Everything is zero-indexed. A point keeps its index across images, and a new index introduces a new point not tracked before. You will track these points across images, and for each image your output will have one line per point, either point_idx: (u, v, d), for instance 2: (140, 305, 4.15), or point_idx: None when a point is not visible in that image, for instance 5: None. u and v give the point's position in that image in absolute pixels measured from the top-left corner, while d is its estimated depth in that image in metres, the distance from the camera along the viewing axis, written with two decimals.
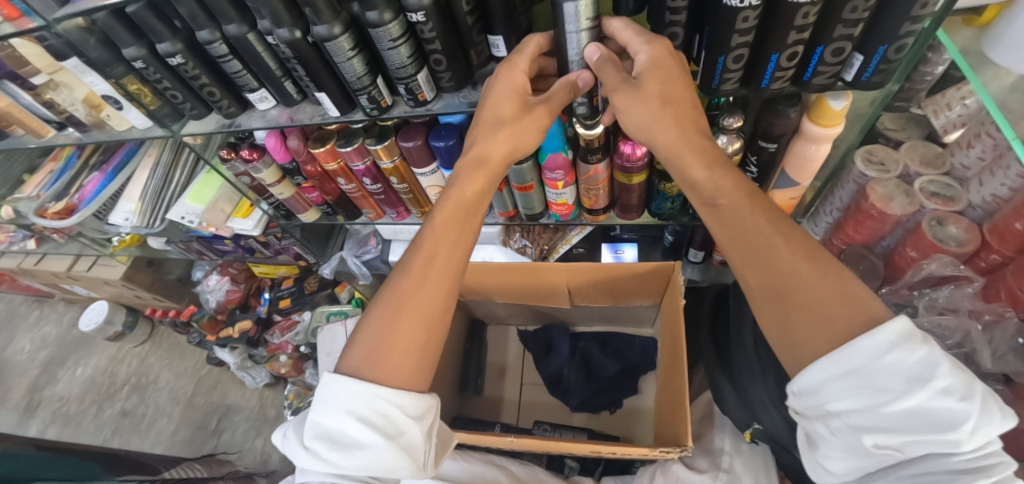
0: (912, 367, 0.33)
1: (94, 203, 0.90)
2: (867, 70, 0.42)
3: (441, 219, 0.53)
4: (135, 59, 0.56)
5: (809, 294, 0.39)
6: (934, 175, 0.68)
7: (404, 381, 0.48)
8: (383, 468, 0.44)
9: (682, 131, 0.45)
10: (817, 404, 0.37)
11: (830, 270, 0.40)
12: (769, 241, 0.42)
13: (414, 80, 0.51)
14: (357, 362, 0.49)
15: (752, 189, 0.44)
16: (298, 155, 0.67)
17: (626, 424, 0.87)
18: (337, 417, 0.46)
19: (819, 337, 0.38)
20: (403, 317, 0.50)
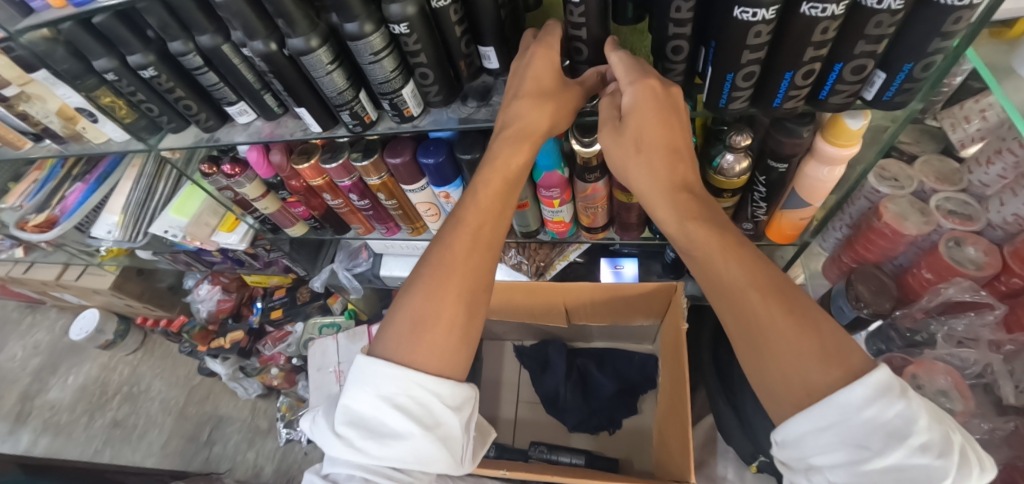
0: (890, 424, 0.30)
1: (77, 215, 0.87)
2: (889, 89, 0.39)
3: (484, 191, 0.49)
4: (106, 71, 0.53)
5: (782, 346, 0.35)
6: (950, 192, 0.65)
7: (442, 364, 0.44)
8: (421, 459, 0.41)
9: (656, 177, 0.44)
10: (797, 457, 0.34)
11: (810, 319, 0.35)
12: (742, 293, 0.38)
13: (399, 95, 0.48)
14: (393, 339, 0.45)
15: (728, 237, 0.40)
16: (282, 170, 0.64)
17: (625, 446, 0.84)
18: (370, 403, 0.42)
19: (796, 391, 0.34)
20: (444, 292, 0.46)
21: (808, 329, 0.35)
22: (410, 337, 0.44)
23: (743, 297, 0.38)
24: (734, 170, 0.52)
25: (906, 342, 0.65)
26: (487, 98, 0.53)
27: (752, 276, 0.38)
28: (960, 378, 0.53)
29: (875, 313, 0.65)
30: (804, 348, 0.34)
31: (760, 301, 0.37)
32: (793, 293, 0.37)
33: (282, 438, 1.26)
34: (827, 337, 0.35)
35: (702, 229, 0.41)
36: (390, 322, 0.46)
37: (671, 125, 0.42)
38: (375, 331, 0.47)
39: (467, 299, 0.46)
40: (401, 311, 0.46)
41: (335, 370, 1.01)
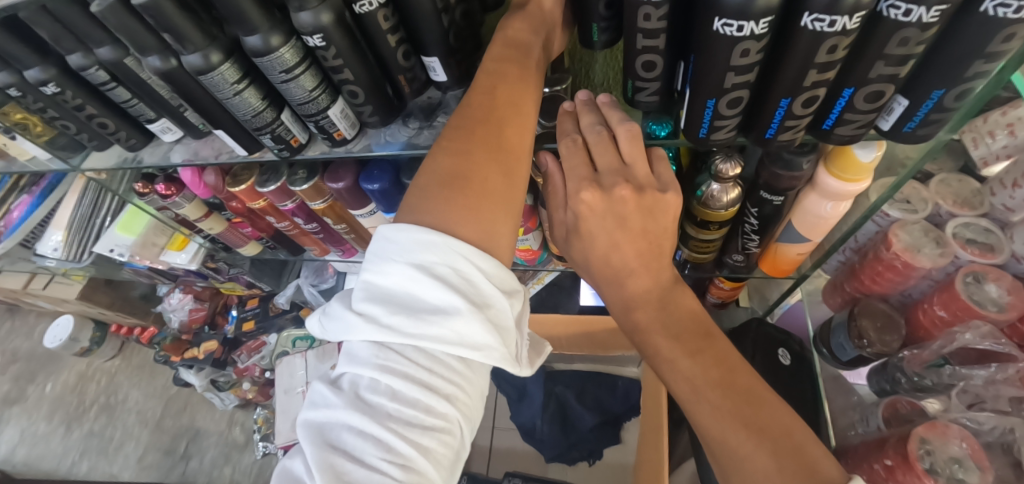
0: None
1: (20, 231, 0.83)
2: (912, 119, 0.32)
3: (494, 52, 0.37)
4: (6, 87, 0.45)
5: (739, 466, 0.32)
6: (970, 218, 0.58)
7: (480, 230, 0.32)
8: (466, 346, 0.29)
9: (609, 245, 0.37)
10: None
11: (773, 427, 0.32)
12: (697, 401, 0.35)
13: (325, 117, 0.41)
14: (413, 215, 0.33)
15: (687, 337, 0.37)
16: (219, 192, 0.58)
17: (606, 480, 0.78)
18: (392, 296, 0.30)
19: None
20: (474, 160, 0.34)
21: (769, 436, 0.32)
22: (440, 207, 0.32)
23: (698, 408, 0.35)
24: (722, 201, 0.45)
25: (913, 386, 0.58)
26: (431, 118, 0.46)
27: (709, 382, 0.35)
28: (976, 444, 0.46)
29: (877, 354, 0.59)
30: (760, 467, 0.31)
31: (712, 410, 0.34)
32: (759, 396, 0.34)
33: (257, 452, 1.23)
34: (790, 458, 0.30)
35: (653, 337, 0.38)
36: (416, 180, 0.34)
37: (621, 243, 0.37)
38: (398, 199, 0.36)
39: (502, 160, 0.35)
40: (429, 175, 0.34)
41: (304, 391, 0.92)
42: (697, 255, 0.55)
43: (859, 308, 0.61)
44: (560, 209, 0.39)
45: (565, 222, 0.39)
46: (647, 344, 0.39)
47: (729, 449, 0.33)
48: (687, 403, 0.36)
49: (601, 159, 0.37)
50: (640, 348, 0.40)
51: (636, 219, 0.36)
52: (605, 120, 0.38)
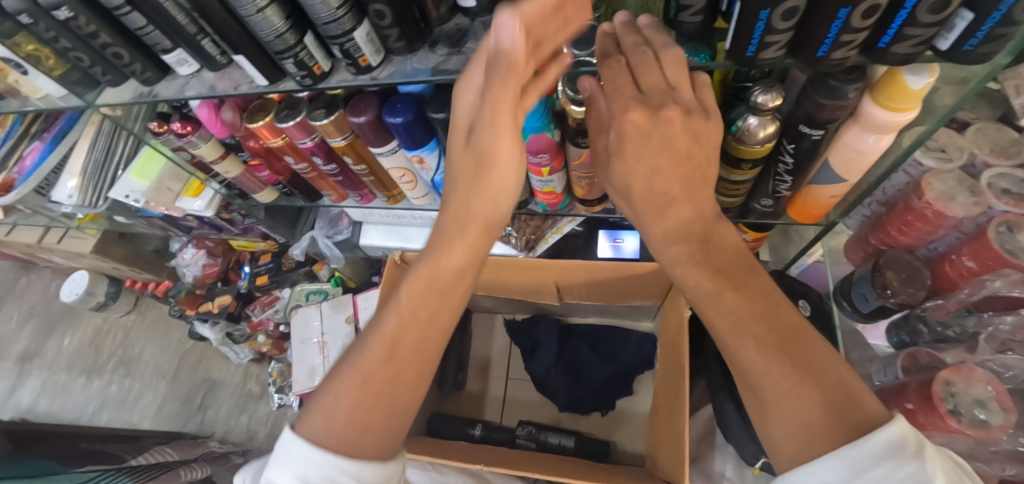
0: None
1: (34, 178, 0.83)
2: (973, 35, 0.30)
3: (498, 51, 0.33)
4: (17, 12, 0.44)
5: (776, 396, 0.32)
6: (1006, 167, 0.56)
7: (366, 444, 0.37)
8: None
9: (654, 170, 0.36)
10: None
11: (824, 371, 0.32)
12: (739, 332, 0.34)
13: (350, 40, 0.39)
14: (374, 338, 0.40)
15: (729, 270, 0.36)
16: (236, 130, 0.56)
17: (618, 430, 0.79)
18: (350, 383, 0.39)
19: (794, 440, 0.31)
20: (421, 306, 0.41)
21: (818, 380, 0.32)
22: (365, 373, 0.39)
23: (738, 342, 0.34)
24: (758, 136, 0.43)
25: (934, 337, 0.58)
26: (460, 44, 0.43)
27: (752, 316, 0.34)
28: (1003, 388, 0.46)
29: (901, 304, 0.58)
30: (809, 408, 0.31)
31: (757, 346, 0.33)
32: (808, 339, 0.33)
33: (275, 402, 1.27)
34: (839, 400, 0.31)
35: (694, 271, 0.37)
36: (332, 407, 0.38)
37: (663, 168, 0.36)
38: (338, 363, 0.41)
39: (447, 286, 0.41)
40: (380, 321, 0.41)
41: (319, 341, 0.93)
42: (726, 198, 0.53)
43: (884, 259, 0.60)
44: (602, 135, 0.39)
45: (605, 149, 0.39)
46: (687, 277, 0.38)
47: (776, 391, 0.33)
48: (728, 337, 0.35)
49: (646, 80, 0.35)
50: (678, 282, 0.39)
51: (681, 141, 0.35)
52: (648, 43, 0.36)
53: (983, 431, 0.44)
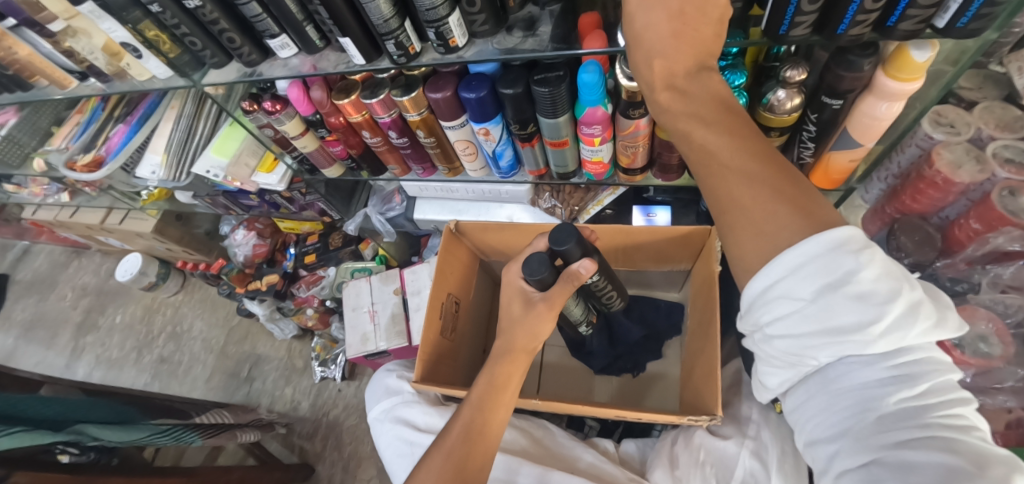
0: (818, 271, 0.33)
1: (121, 156, 0.91)
2: (965, 14, 0.37)
3: None
4: (151, 2, 0.52)
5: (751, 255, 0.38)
6: (1009, 140, 0.61)
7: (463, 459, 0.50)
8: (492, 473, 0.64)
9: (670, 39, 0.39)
10: (753, 320, 0.38)
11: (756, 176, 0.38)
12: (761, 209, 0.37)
13: (445, 24, 0.46)
14: (469, 416, 0.53)
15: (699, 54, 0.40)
16: (322, 107, 0.64)
17: (648, 390, 0.83)
18: (437, 469, 0.49)
19: (758, 254, 0.37)
20: (490, 404, 0.54)
21: (789, 199, 0.37)
22: (458, 444, 0.51)
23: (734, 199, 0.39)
24: (785, 108, 0.49)
25: (945, 293, 0.62)
26: (533, 29, 0.51)
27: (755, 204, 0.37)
28: (1002, 325, 0.52)
29: (914, 263, 0.64)
30: (784, 237, 0.36)
31: (728, 172, 0.39)
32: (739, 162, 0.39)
33: (317, 375, 1.33)
34: (815, 209, 0.36)
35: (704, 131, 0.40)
36: (450, 440, 0.51)
37: (666, 44, 0.39)
38: (472, 429, 0.52)
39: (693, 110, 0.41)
40: (490, 369, 0.56)
41: (369, 310, 1.01)
42: None
43: (897, 225, 0.66)
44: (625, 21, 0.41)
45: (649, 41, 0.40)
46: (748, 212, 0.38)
47: (727, 211, 0.39)
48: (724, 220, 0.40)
49: None
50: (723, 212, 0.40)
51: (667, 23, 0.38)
52: None
53: (984, 360, 0.50)
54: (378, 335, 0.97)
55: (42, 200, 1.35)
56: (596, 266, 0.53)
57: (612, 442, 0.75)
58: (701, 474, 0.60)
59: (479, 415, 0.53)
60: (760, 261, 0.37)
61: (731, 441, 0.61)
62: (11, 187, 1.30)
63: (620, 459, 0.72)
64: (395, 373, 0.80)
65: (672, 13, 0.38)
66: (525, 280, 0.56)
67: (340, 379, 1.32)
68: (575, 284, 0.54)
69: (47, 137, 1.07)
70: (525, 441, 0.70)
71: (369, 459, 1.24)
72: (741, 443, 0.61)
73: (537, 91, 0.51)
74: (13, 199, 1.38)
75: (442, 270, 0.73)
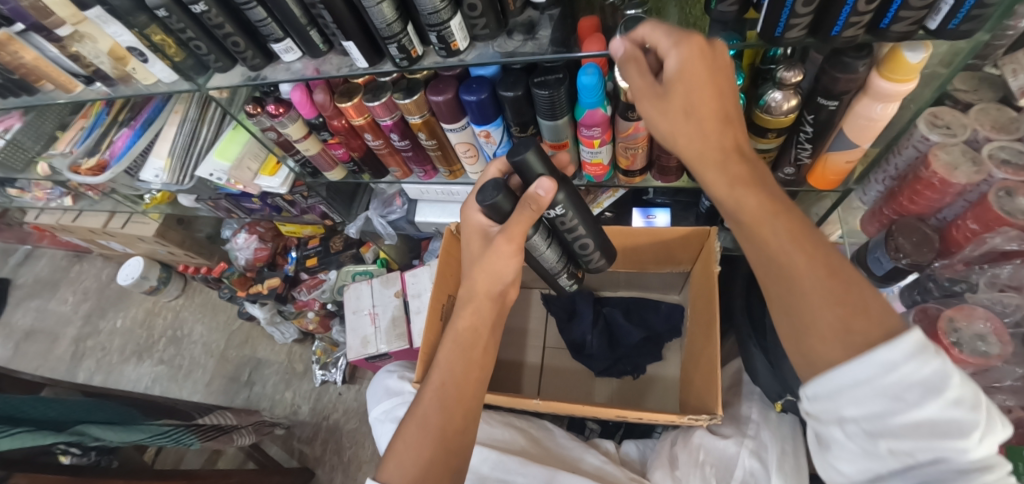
0: (914, 384, 0.30)
1: (125, 159, 0.91)
2: (956, 15, 0.37)
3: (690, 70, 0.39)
4: (158, 7, 0.53)
5: (815, 350, 0.36)
6: (1005, 141, 0.62)
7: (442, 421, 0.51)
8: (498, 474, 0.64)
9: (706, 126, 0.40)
10: (828, 408, 0.35)
11: (790, 279, 0.37)
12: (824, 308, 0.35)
13: (446, 27, 0.47)
14: (440, 378, 0.54)
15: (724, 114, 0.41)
16: (324, 110, 0.65)
17: (649, 392, 0.83)
18: (415, 436, 0.50)
19: (831, 345, 0.35)
20: (460, 360, 0.55)
21: (853, 309, 0.34)
22: (434, 406, 0.52)
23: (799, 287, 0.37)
24: (781, 109, 0.50)
25: (943, 293, 0.63)
26: (533, 32, 0.51)
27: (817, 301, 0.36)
28: (1000, 324, 0.52)
29: (912, 264, 0.64)
30: (850, 334, 0.34)
31: (788, 256, 0.37)
32: (796, 255, 0.37)
33: (318, 379, 1.34)
34: (867, 295, 0.35)
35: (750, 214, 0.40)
36: (424, 404, 0.52)
37: (705, 129, 0.40)
38: (444, 389, 0.53)
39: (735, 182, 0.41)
40: (454, 320, 0.58)
41: (370, 313, 1.01)
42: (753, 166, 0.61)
43: (895, 226, 0.66)
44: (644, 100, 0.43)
45: (666, 127, 0.42)
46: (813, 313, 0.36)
47: (793, 308, 0.37)
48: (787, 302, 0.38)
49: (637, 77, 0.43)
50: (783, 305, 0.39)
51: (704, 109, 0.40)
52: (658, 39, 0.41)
53: (984, 359, 0.50)
54: (378, 337, 0.98)
55: (45, 204, 1.36)
56: (556, 186, 0.47)
57: (613, 444, 0.75)
58: (702, 474, 0.60)
59: (447, 372, 0.54)
60: (829, 352, 0.35)
61: (731, 442, 0.61)
62: (14, 191, 1.30)
63: (620, 461, 0.72)
64: (396, 374, 0.80)
65: (709, 92, 0.39)
66: (482, 215, 0.54)
67: (341, 383, 1.32)
68: (535, 209, 0.48)
69: (51, 141, 1.08)
70: (525, 442, 0.70)
71: (369, 463, 1.24)
72: (741, 443, 0.61)
73: (537, 94, 0.52)
74: (16, 203, 1.38)
75: (443, 270, 0.73)
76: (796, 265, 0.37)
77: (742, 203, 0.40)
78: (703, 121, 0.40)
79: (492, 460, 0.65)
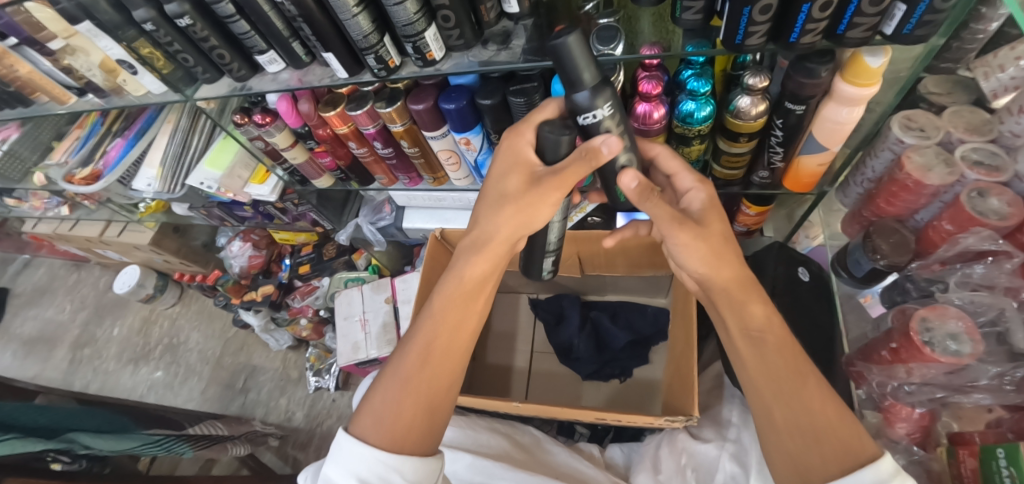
0: None
1: (118, 169, 0.93)
2: (909, 21, 0.39)
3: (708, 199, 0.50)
4: (145, 21, 0.55)
5: (806, 460, 0.41)
6: (979, 142, 0.63)
7: (430, 382, 0.49)
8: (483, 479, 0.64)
9: (729, 260, 0.48)
10: None
11: (799, 402, 0.42)
12: (800, 378, 0.43)
13: (421, 38, 0.48)
14: (426, 332, 0.51)
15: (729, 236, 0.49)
16: (310, 119, 0.67)
17: (636, 395, 0.84)
18: (402, 392, 0.48)
19: (829, 464, 0.39)
20: (455, 313, 0.52)
21: (823, 423, 0.41)
22: (420, 359, 0.50)
23: (776, 413, 0.44)
24: (751, 114, 0.51)
25: (921, 294, 0.63)
26: (508, 42, 0.53)
27: (780, 396, 0.44)
28: (972, 323, 0.53)
29: (889, 265, 0.66)
30: (821, 419, 0.41)
31: (789, 366, 0.44)
32: (784, 352, 0.45)
33: (311, 385, 1.33)
34: (852, 422, 0.41)
35: (751, 302, 0.48)
36: (411, 357, 0.50)
37: (712, 257, 0.48)
38: (436, 344, 0.51)
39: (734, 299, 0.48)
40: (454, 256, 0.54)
41: (360, 319, 1.02)
42: (728, 171, 0.63)
43: (873, 228, 0.67)
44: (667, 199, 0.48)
45: (704, 250, 0.47)
46: (813, 400, 0.42)
47: (785, 411, 0.43)
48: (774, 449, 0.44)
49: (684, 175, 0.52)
50: (761, 410, 0.46)
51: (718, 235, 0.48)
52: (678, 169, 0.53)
53: (955, 358, 0.51)
54: (368, 343, 0.98)
55: (43, 214, 1.38)
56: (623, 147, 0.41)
57: (598, 447, 0.75)
58: (683, 477, 0.60)
59: (440, 322, 0.52)
60: (823, 470, 0.40)
61: (711, 444, 0.62)
62: (12, 200, 1.32)
63: (605, 464, 0.73)
64: None
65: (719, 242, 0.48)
66: (530, 137, 0.46)
67: (335, 389, 1.32)
68: (592, 164, 0.42)
69: (48, 151, 1.10)
70: (509, 446, 0.71)
71: None
72: (721, 446, 0.61)
73: (514, 102, 0.54)
74: (14, 213, 1.40)
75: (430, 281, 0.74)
76: (799, 386, 0.43)
77: (769, 325, 0.47)
78: (725, 245, 0.48)
79: (475, 465, 0.65)
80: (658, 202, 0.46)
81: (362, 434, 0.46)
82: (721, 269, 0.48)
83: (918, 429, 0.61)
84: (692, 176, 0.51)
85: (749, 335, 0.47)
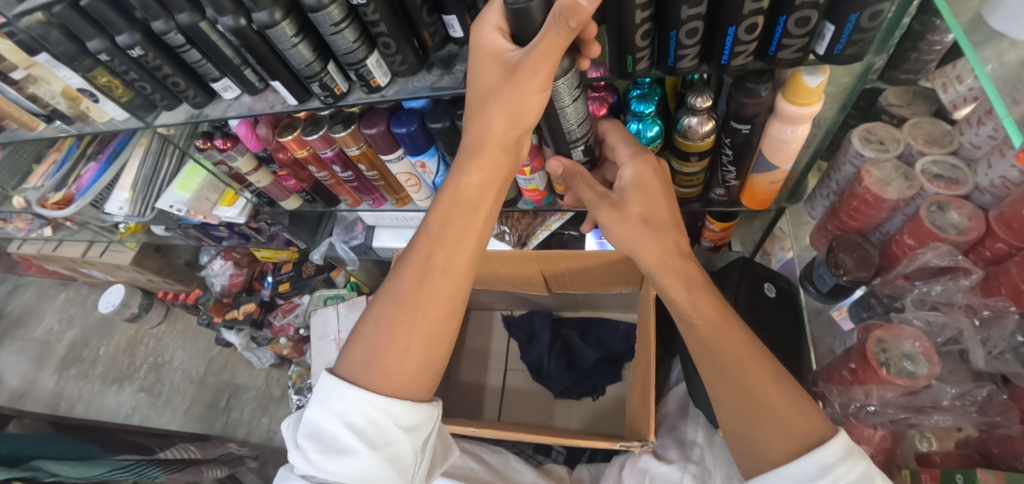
0: None
1: (91, 192, 0.93)
2: (839, 41, 0.38)
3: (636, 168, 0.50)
4: (99, 51, 0.55)
5: (763, 444, 0.39)
6: (939, 155, 0.62)
7: (428, 321, 0.44)
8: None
9: (662, 251, 0.49)
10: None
11: (739, 384, 0.42)
12: (741, 361, 0.43)
13: (363, 66, 0.48)
14: (420, 261, 0.46)
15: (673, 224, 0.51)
16: (269, 143, 0.67)
17: (608, 413, 0.83)
18: (393, 323, 0.44)
19: (779, 443, 0.38)
20: (463, 226, 0.47)
21: (786, 398, 0.40)
22: (421, 276, 0.45)
23: (723, 386, 0.43)
24: (699, 133, 0.51)
25: (884, 309, 0.62)
26: (451, 66, 0.53)
27: (725, 375, 0.43)
28: (930, 344, 0.52)
29: (852, 281, 0.64)
30: (775, 402, 0.40)
31: (734, 343, 0.44)
32: (724, 335, 0.45)
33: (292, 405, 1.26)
34: (805, 401, 0.40)
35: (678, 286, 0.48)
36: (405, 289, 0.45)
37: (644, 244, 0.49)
38: (433, 273, 0.45)
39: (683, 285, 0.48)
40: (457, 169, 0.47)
41: (335, 338, 1.02)
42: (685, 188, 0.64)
43: (837, 241, 0.66)
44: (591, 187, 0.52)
45: (625, 234, 0.50)
46: (750, 371, 0.42)
47: (732, 387, 0.42)
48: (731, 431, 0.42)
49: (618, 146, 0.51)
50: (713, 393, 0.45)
51: (636, 206, 0.50)
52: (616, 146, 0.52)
53: (909, 379, 0.50)
54: None
55: (26, 235, 1.38)
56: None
57: (566, 468, 0.74)
58: None
59: (440, 250, 0.46)
60: (780, 453, 0.38)
61: (674, 466, 0.61)
62: None
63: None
64: None
65: (646, 225, 0.49)
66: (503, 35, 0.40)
67: None
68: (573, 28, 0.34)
69: (27, 174, 1.10)
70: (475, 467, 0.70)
71: None
72: (684, 467, 0.60)
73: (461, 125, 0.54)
74: None
75: None
76: (740, 366, 0.42)
77: (700, 308, 0.47)
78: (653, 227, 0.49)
79: None
80: (585, 185, 0.52)
81: (353, 374, 0.43)
82: (647, 253, 0.49)
83: (881, 451, 0.59)
84: (625, 148, 0.50)
85: (683, 322, 0.48)
